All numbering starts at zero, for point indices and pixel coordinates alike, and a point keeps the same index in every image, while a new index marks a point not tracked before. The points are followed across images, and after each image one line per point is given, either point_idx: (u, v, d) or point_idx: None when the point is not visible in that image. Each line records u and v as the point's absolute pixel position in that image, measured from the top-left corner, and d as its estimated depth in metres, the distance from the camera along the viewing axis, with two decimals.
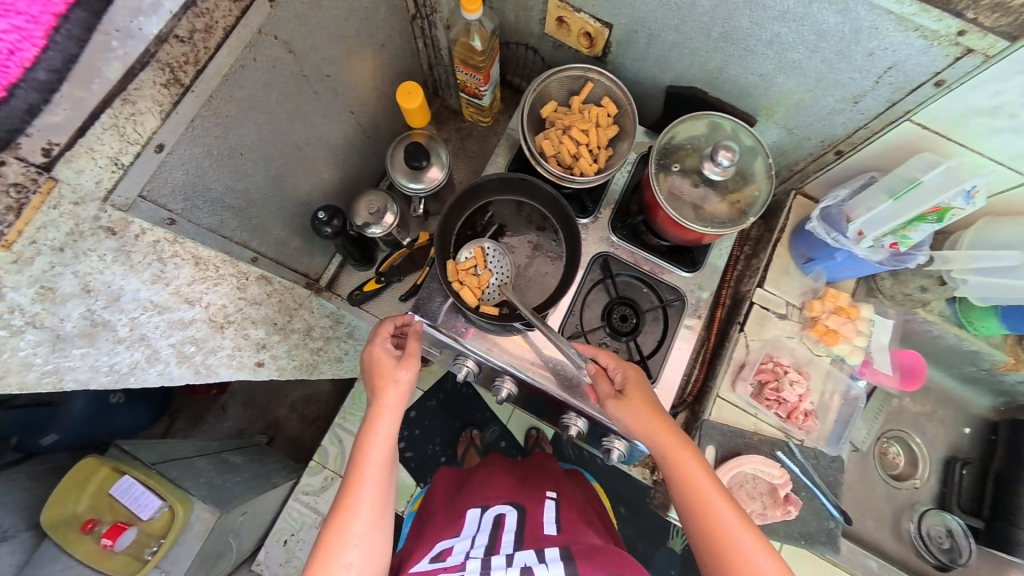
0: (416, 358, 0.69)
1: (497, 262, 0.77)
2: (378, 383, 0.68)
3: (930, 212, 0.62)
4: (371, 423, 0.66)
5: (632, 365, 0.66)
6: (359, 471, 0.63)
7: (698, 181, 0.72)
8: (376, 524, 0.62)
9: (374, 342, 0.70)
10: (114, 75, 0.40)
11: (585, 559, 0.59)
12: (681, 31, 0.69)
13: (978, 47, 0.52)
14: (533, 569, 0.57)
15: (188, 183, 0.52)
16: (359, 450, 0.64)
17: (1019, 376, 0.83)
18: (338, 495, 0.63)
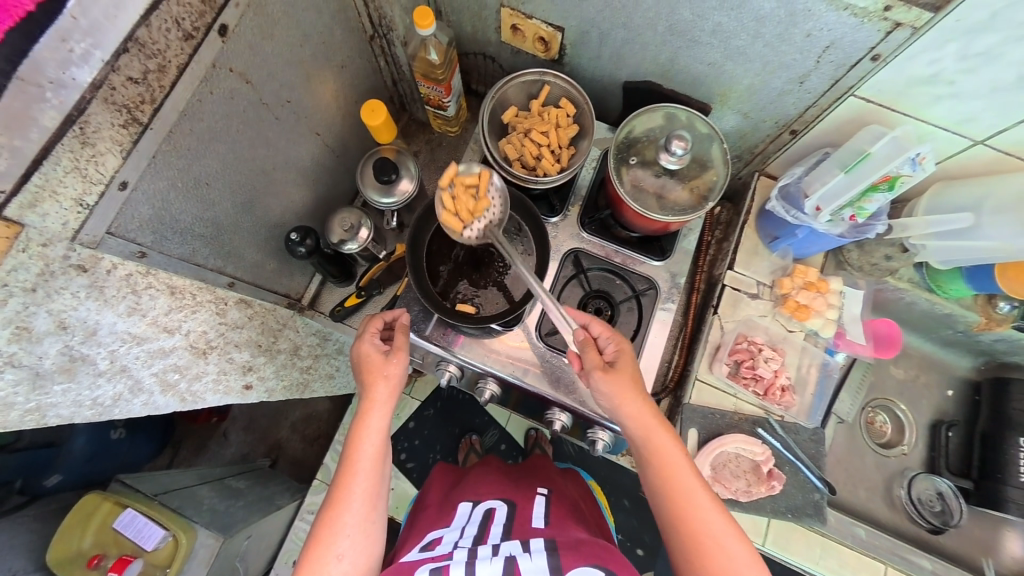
0: (405, 352, 0.70)
1: (498, 191, 0.75)
2: (367, 379, 0.69)
3: (881, 181, 0.64)
4: (363, 418, 0.67)
5: (624, 340, 0.66)
6: (353, 464, 0.64)
7: (659, 172, 0.74)
8: (369, 515, 0.64)
9: (362, 338, 0.71)
10: (50, 123, 0.40)
11: (568, 549, 0.60)
12: (629, 28, 0.71)
13: (906, 20, 0.54)
14: (517, 560, 0.58)
15: (155, 217, 0.54)
16: (351, 444, 0.66)
17: (993, 335, 0.84)
18: (331, 488, 0.64)
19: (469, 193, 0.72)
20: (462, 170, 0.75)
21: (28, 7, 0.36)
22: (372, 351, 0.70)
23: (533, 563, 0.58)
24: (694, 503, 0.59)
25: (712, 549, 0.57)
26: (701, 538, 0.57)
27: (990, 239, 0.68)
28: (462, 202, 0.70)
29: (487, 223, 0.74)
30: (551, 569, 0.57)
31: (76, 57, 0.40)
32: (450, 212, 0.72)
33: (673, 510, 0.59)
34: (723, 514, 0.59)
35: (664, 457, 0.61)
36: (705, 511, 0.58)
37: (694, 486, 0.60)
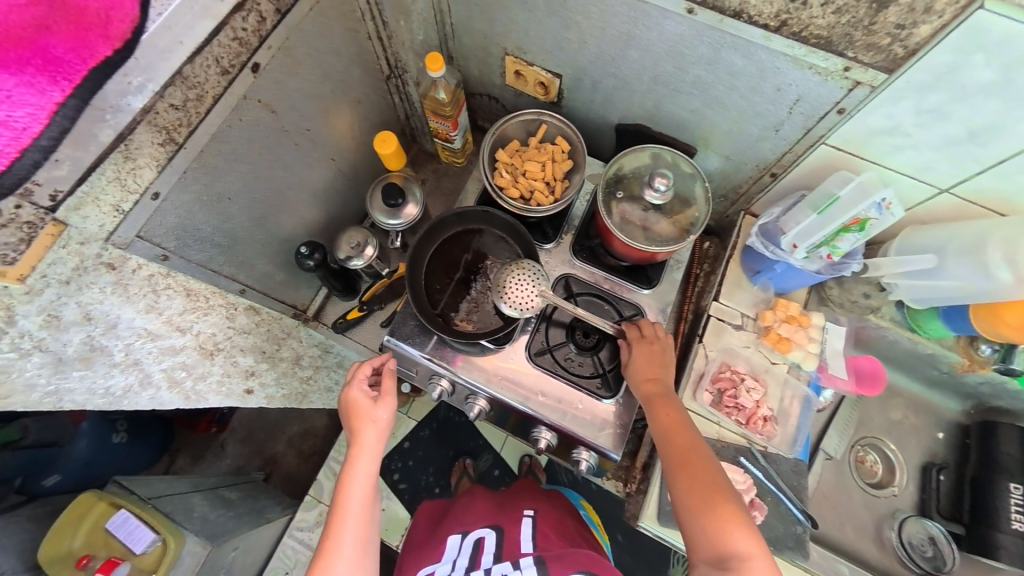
0: (392, 395, 0.74)
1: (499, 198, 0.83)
2: (354, 424, 0.72)
3: (851, 223, 0.68)
4: (351, 462, 0.70)
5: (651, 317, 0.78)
6: (342, 511, 0.67)
7: (645, 206, 0.80)
8: (360, 561, 0.66)
9: (351, 385, 0.74)
10: (105, 139, 0.46)
11: (556, 560, 0.63)
12: (618, 77, 0.79)
13: (864, 79, 0.60)
14: None
15: (178, 225, 0.60)
16: (340, 490, 0.68)
17: (977, 376, 0.85)
18: (322, 535, 0.67)
19: (512, 166, 0.86)
20: (507, 147, 0.88)
21: (105, 53, 0.40)
22: (356, 399, 0.73)
23: None
24: (699, 456, 0.65)
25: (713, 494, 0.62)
26: (705, 488, 0.62)
27: (958, 279, 0.69)
28: (511, 171, 0.85)
29: (537, 181, 0.85)
30: None
31: (133, 88, 0.46)
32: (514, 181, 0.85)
33: (676, 453, 0.66)
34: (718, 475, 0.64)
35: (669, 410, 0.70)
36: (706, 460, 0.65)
37: (692, 439, 0.67)
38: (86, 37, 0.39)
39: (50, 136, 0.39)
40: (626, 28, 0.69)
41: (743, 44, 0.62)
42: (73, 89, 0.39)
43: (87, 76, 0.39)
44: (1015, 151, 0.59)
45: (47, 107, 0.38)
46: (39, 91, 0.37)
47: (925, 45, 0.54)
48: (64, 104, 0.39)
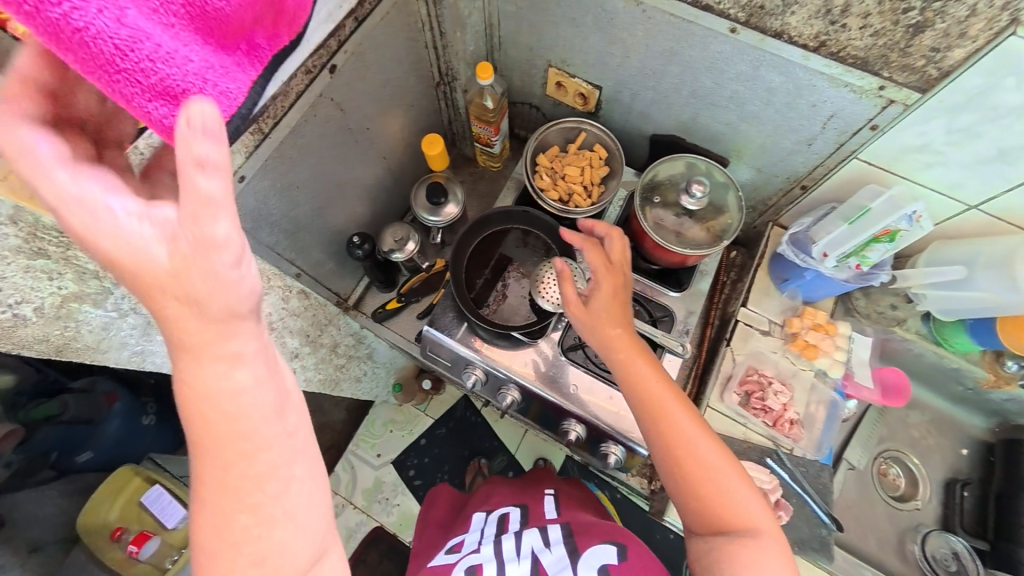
0: None
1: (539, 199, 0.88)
2: None
3: (882, 233, 0.71)
4: None
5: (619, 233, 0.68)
6: None
7: (679, 212, 0.84)
8: None
9: None
10: None
11: (582, 535, 0.64)
12: (657, 90, 0.84)
13: (898, 98, 0.64)
14: (539, 554, 0.62)
15: (254, 209, 0.66)
16: None
17: (1003, 393, 0.87)
18: None
19: (552, 169, 0.91)
20: (547, 152, 0.93)
21: (284, 43, 0.39)
22: (108, 223, 0.30)
23: (554, 556, 0.61)
24: (664, 394, 0.60)
25: (694, 457, 0.56)
26: (676, 431, 0.57)
27: (985, 291, 0.72)
28: (551, 174, 0.90)
29: (576, 185, 0.89)
30: (570, 553, 0.61)
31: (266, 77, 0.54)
32: (553, 184, 0.90)
33: (651, 419, 0.59)
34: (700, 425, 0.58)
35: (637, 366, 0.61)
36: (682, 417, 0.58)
37: (666, 399, 0.59)
38: (278, 29, 0.38)
39: (241, 112, 0.37)
40: (669, 46, 0.74)
41: (782, 62, 0.67)
42: (259, 74, 0.38)
43: (271, 66, 0.39)
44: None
45: (242, 88, 0.37)
46: (241, 71, 0.36)
47: (958, 67, 0.58)
48: (254, 85, 0.38)
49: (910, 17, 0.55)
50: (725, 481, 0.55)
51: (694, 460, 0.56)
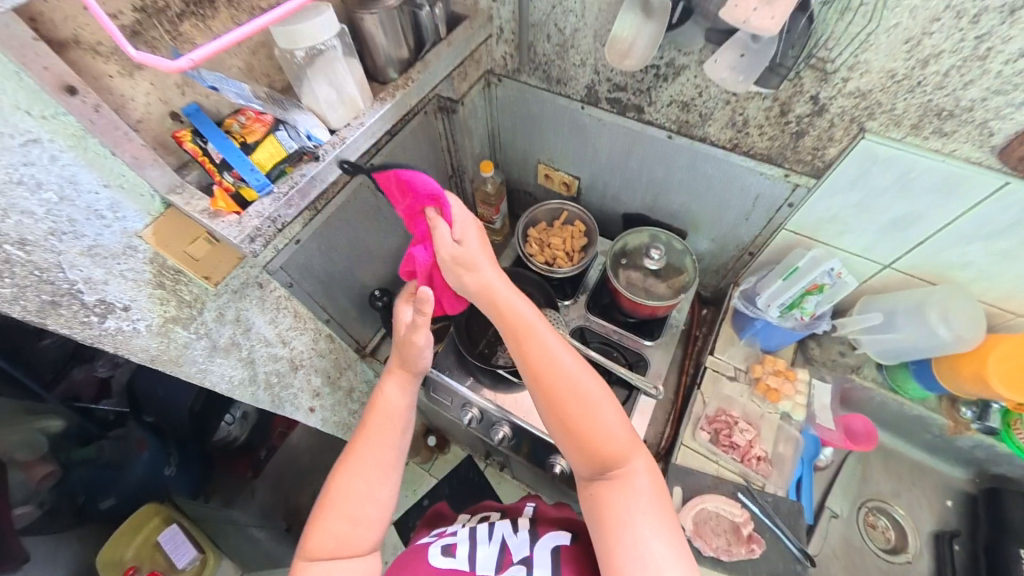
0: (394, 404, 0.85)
1: (531, 262, 1.08)
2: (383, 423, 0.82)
3: (812, 287, 0.86)
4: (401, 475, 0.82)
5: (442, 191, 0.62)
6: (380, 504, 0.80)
7: (646, 273, 1.01)
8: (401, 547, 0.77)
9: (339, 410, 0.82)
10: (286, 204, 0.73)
11: (545, 523, 0.70)
12: (622, 179, 1.06)
13: (801, 182, 0.82)
14: (506, 538, 0.67)
15: (302, 263, 0.83)
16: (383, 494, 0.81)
17: (967, 440, 0.92)
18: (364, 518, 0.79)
19: (542, 239, 1.10)
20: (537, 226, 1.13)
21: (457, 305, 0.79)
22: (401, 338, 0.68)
23: (519, 539, 0.67)
24: (534, 332, 0.62)
25: (570, 394, 0.61)
26: (547, 369, 0.61)
27: (906, 333, 0.83)
28: (541, 242, 1.10)
29: (561, 252, 1.08)
30: (533, 539, 0.66)
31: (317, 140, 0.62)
32: (542, 250, 1.09)
33: (530, 364, 0.62)
34: (574, 363, 0.62)
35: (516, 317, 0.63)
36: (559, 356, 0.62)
37: (541, 346, 0.62)
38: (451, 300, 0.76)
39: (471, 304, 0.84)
40: (627, 148, 0.97)
41: (711, 157, 0.88)
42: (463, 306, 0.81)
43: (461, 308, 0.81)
44: (929, 234, 0.76)
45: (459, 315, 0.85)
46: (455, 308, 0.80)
47: (836, 159, 0.75)
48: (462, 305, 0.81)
49: (791, 126, 0.75)
50: (597, 418, 0.60)
51: (570, 397, 0.61)
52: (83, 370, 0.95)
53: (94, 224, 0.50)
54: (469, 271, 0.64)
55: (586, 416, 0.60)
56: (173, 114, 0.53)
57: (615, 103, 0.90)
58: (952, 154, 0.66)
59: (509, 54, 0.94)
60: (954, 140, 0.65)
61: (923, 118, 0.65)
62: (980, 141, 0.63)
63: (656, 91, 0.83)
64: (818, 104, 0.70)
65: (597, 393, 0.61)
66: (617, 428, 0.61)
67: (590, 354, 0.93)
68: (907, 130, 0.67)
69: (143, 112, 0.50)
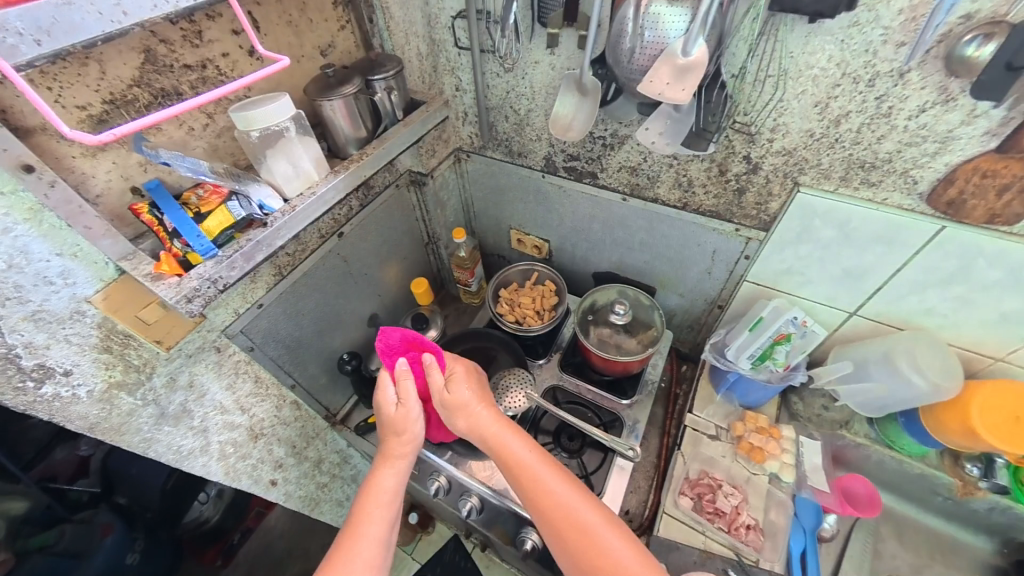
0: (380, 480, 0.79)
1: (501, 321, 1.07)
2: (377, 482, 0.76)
3: (779, 337, 0.84)
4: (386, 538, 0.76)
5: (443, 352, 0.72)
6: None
7: (615, 329, 1.00)
8: None
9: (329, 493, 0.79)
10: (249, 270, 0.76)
11: None
12: (589, 240, 1.09)
13: (753, 236, 0.81)
14: None
15: (267, 328, 0.84)
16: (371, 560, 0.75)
17: (981, 503, 0.83)
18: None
19: (512, 299, 1.11)
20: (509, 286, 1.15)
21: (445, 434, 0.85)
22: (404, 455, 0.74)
23: None
24: (528, 468, 0.63)
25: (570, 521, 0.59)
26: (545, 506, 0.61)
27: (879, 381, 0.79)
28: (511, 301, 1.10)
29: (530, 311, 1.08)
30: None
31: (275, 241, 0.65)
32: (511, 310, 1.09)
33: (528, 498, 0.62)
34: (570, 490, 0.62)
35: (507, 450, 0.65)
36: (552, 486, 0.62)
37: (533, 477, 0.63)
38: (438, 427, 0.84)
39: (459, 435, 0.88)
40: (587, 210, 1.01)
41: (664, 216, 0.89)
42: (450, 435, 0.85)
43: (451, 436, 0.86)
44: (887, 281, 0.73)
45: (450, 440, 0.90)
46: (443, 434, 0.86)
47: (779, 211, 0.75)
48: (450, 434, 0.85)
49: (732, 182, 0.76)
50: (601, 548, 0.57)
51: (571, 526, 0.59)
52: (67, 449, 0.94)
53: (43, 290, 0.52)
54: (465, 414, 0.68)
55: (591, 545, 0.58)
56: (133, 188, 0.57)
57: (571, 170, 0.94)
58: (885, 203, 0.65)
59: (473, 133, 1.02)
60: (882, 189, 0.64)
61: (849, 171, 0.65)
62: (906, 189, 0.62)
63: (606, 158, 0.87)
64: (752, 163, 0.71)
65: (598, 518, 0.60)
66: (625, 557, 0.57)
67: (559, 414, 0.89)
68: (836, 182, 0.67)
69: (104, 187, 0.54)
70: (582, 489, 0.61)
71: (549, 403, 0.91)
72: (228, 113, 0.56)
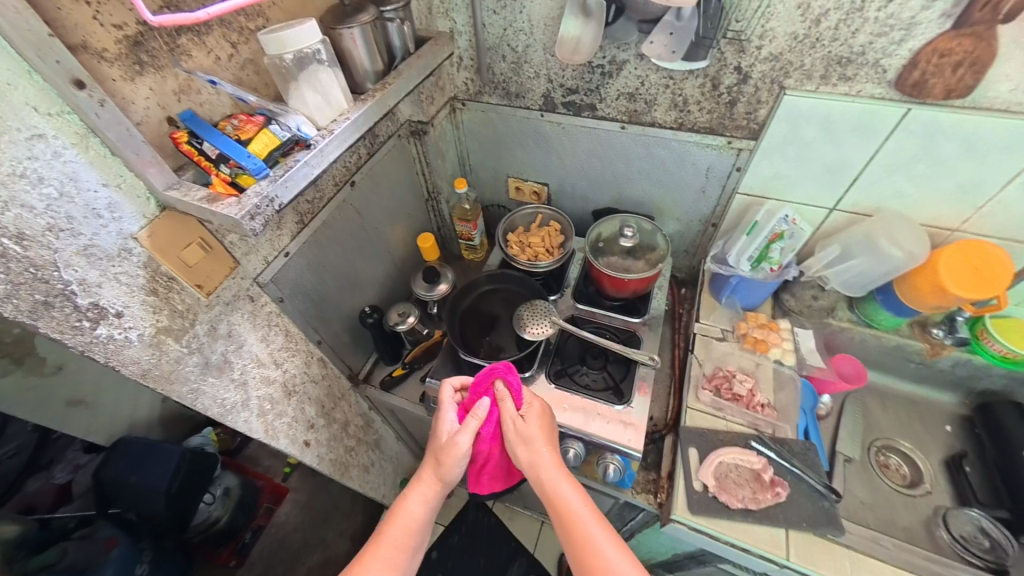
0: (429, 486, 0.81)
1: (515, 261, 1.11)
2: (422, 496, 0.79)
3: (773, 236, 0.94)
4: None
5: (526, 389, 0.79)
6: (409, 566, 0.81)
7: (624, 255, 1.06)
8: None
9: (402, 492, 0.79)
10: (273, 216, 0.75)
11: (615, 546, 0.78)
12: (588, 178, 1.14)
13: (744, 147, 0.89)
14: None
15: (294, 279, 0.84)
16: None
17: (947, 361, 0.97)
18: None
19: (521, 242, 1.16)
20: (516, 231, 1.19)
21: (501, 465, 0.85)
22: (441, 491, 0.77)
23: None
24: (580, 523, 0.67)
25: None
26: (593, 566, 0.64)
27: (860, 258, 0.91)
28: (520, 243, 1.15)
29: (540, 249, 1.12)
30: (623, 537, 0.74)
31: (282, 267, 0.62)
32: (522, 250, 1.14)
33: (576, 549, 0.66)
34: (619, 552, 0.65)
35: (563, 500, 0.69)
36: (604, 544, 0.65)
37: (582, 532, 0.66)
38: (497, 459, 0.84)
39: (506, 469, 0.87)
40: (587, 146, 1.05)
41: (661, 140, 0.96)
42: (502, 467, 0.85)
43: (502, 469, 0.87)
44: (862, 170, 0.83)
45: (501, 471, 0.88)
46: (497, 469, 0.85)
47: (767, 117, 0.83)
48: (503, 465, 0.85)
49: (724, 96, 0.83)
50: None
51: None
52: (33, 482, 1.26)
53: (93, 223, 0.51)
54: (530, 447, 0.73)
55: None
56: (168, 119, 0.57)
57: (570, 105, 0.99)
58: (859, 94, 0.74)
59: (469, 79, 1.05)
60: (857, 81, 0.73)
61: (828, 68, 0.73)
62: (877, 78, 0.72)
63: (605, 88, 0.92)
64: (742, 73, 0.79)
65: None
66: None
67: (581, 333, 0.95)
68: (817, 81, 0.76)
69: (144, 115, 0.54)
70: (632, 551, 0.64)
71: (573, 326, 0.97)
72: (259, 36, 0.58)
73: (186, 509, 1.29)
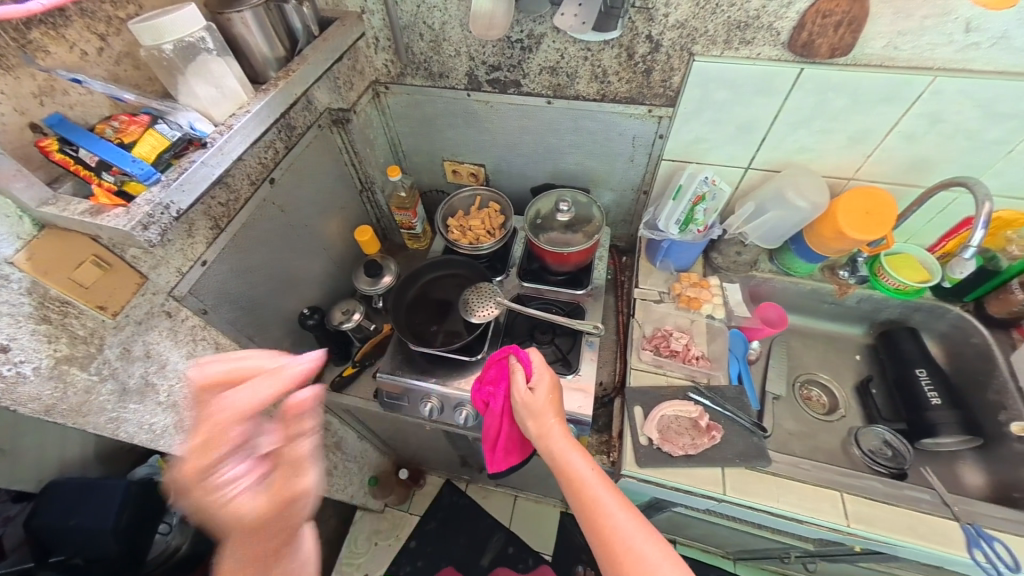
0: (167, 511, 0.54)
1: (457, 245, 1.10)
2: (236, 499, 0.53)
3: (697, 199, 0.99)
4: None
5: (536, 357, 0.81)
6: None
7: (562, 229, 1.08)
8: None
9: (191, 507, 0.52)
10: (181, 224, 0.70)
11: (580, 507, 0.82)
12: (523, 156, 1.13)
13: (664, 114, 0.92)
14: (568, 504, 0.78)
15: (217, 288, 0.78)
16: None
17: (853, 298, 1.09)
18: None
19: (460, 226, 1.14)
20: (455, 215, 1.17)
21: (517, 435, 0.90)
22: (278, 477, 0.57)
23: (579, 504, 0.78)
24: (587, 486, 0.68)
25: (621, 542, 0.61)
26: (601, 528, 0.63)
27: (774, 213, 0.97)
28: (460, 227, 1.13)
29: (481, 232, 1.12)
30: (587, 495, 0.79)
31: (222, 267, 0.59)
32: (462, 235, 1.13)
33: (586, 513, 0.66)
34: (630, 514, 0.64)
35: (572, 466, 0.70)
36: (613, 510, 0.64)
37: (592, 497, 0.66)
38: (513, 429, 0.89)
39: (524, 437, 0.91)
40: (517, 122, 1.05)
41: (588, 112, 0.97)
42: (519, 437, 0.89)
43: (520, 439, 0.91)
44: (769, 129, 0.89)
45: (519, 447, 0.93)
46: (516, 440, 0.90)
47: (681, 84, 0.86)
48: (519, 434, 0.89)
49: (640, 65, 0.85)
50: None
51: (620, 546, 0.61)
52: None
53: None
54: (539, 419, 0.76)
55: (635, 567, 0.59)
56: (32, 125, 0.50)
57: (495, 83, 0.97)
58: (760, 57, 0.79)
59: (389, 60, 1.00)
60: (756, 45, 0.77)
61: (729, 33, 0.77)
62: (773, 41, 0.76)
63: (527, 62, 0.91)
64: (654, 41, 0.81)
65: (655, 545, 0.61)
66: None
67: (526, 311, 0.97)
68: (722, 47, 0.79)
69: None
70: (640, 512, 0.63)
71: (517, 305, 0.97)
72: (129, 26, 0.53)
73: (138, 543, 1.22)
